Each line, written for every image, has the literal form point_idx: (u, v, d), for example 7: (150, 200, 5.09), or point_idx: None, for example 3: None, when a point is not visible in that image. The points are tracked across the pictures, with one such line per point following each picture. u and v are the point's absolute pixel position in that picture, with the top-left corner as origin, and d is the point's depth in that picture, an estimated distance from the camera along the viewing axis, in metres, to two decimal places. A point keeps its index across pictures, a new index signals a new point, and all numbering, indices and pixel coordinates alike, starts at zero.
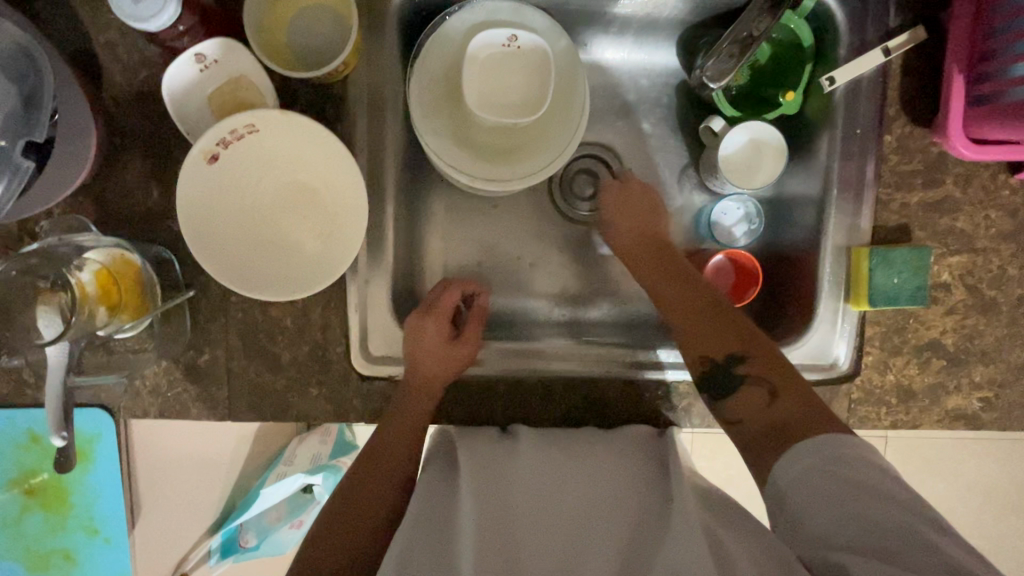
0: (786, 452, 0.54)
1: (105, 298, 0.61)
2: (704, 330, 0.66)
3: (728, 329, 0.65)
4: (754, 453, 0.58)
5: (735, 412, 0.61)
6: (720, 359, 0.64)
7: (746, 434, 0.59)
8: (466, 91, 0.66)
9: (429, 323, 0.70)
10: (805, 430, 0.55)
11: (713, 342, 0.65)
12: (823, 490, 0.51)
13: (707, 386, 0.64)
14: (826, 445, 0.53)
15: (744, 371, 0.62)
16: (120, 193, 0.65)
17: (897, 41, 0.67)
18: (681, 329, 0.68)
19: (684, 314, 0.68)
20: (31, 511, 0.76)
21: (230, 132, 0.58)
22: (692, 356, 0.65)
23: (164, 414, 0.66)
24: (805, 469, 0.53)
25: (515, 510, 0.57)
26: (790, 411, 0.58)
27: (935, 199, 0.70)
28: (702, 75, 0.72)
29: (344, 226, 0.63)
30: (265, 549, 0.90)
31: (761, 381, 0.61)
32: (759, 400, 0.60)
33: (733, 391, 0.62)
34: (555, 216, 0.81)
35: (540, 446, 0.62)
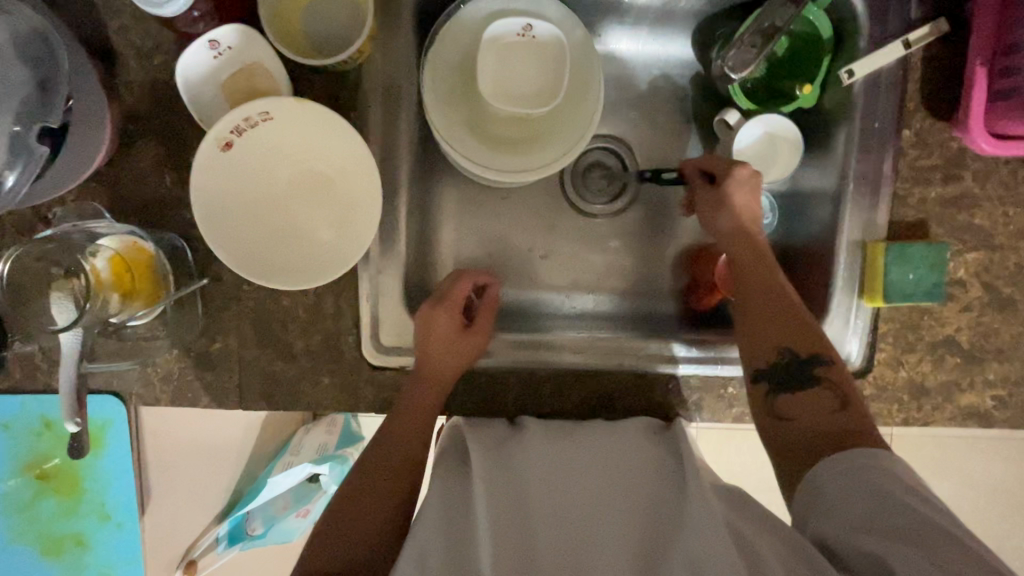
0: (840, 456, 0.53)
1: (119, 285, 0.62)
2: (786, 321, 0.62)
3: (810, 327, 0.62)
4: (798, 453, 0.56)
5: (792, 410, 0.58)
6: (801, 355, 0.60)
7: (797, 432, 0.57)
8: (481, 81, 0.66)
9: (440, 317, 0.69)
10: (868, 442, 0.54)
11: (799, 336, 0.61)
12: (855, 487, 0.50)
13: (773, 376, 0.61)
14: (879, 459, 0.52)
15: (819, 374, 0.59)
16: (133, 179, 0.65)
17: (918, 33, 0.65)
18: (756, 312, 0.64)
19: (761, 298, 0.64)
20: (43, 496, 0.77)
21: (243, 119, 0.57)
22: (765, 345, 0.62)
23: (176, 401, 0.67)
24: (851, 465, 0.52)
25: (530, 503, 0.57)
26: (857, 423, 0.56)
27: (953, 194, 0.69)
28: (723, 66, 0.72)
29: (357, 215, 0.62)
30: (271, 537, 0.90)
31: (832, 386, 0.59)
32: (826, 405, 0.58)
33: (800, 391, 0.59)
34: (568, 208, 0.81)
35: (553, 439, 0.62)
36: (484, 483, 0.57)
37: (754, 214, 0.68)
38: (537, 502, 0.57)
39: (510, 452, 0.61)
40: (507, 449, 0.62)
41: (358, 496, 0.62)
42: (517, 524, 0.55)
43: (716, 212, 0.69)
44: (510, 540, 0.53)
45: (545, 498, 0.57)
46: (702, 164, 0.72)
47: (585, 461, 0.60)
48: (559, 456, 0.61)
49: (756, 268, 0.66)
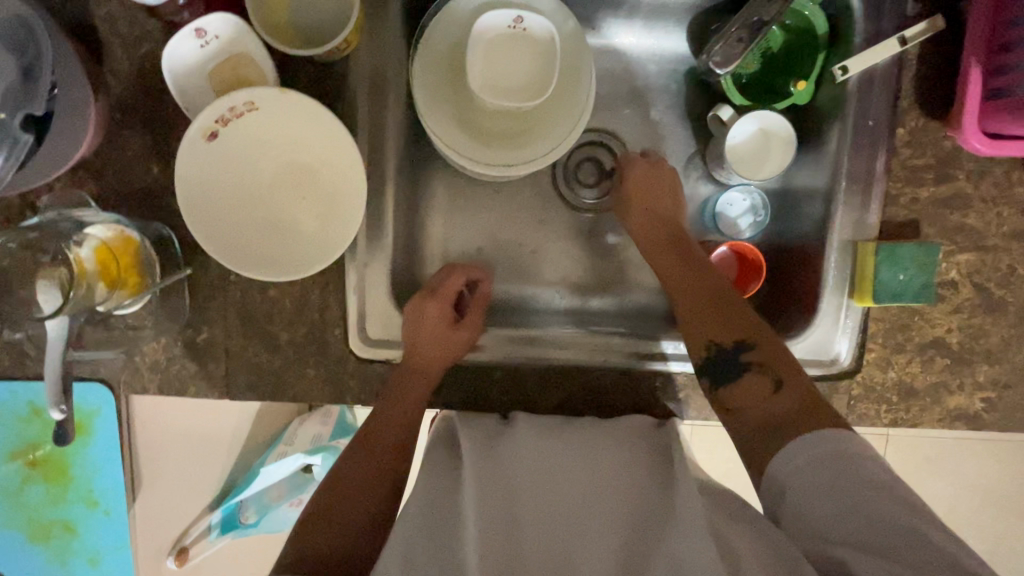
0: (785, 447, 0.52)
1: (105, 274, 0.62)
2: (711, 313, 0.64)
3: (733, 314, 0.63)
4: (749, 446, 0.56)
5: (735, 401, 0.59)
6: (727, 344, 0.62)
7: (743, 425, 0.58)
8: (469, 74, 0.65)
9: (429, 311, 0.70)
10: (807, 422, 0.53)
11: (722, 327, 0.63)
12: (819, 483, 0.49)
13: (709, 372, 0.62)
14: (824, 439, 0.51)
15: (748, 359, 0.60)
16: (120, 168, 0.65)
17: (913, 30, 0.65)
18: (687, 312, 0.66)
19: (685, 295, 0.67)
20: (32, 482, 0.77)
21: (228, 110, 0.57)
22: (696, 341, 0.64)
23: (164, 390, 0.67)
24: (812, 457, 0.51)
25: (516, 496, 0.57)
26: (790, 403, 0.56)
27: (946, 194, 0.68)
28: (708, 61, 0.71)
29: (342, 208, 0.62)
30: (264, 526, 0.91)
31: (763, 369, 0.59)
32: (760, 389, 0.58)
33: (736, 380, 0.60)
34: (558, 203, 0.80)
35: (544, 434, 0.62)
36: (473, 474, 0.57)
37: (663, 214, 0.73)
38: (526, 498, 0.56)
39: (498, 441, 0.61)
40: (497, 439, 0.61)
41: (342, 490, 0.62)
42: (508, 523, 0.55)
43: (630, 216, 0.74)
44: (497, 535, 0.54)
45: (534, 493, 0.57)
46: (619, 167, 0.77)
47: (572, 452, 0.60)
48: (548, 450, 0.60)
49: (676, 268, 0.69)
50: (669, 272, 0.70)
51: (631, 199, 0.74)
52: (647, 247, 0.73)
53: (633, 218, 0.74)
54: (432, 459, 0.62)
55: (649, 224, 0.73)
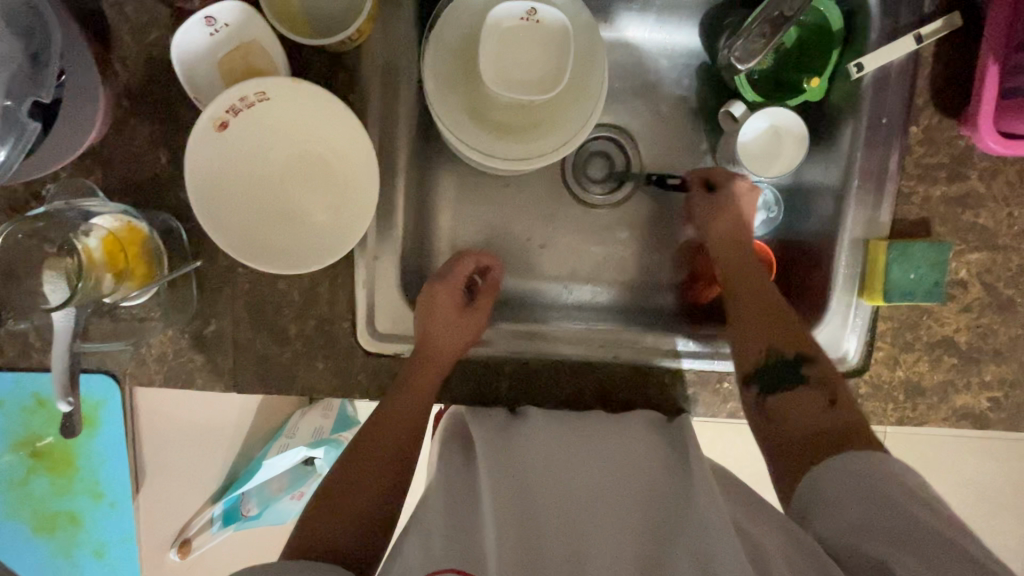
0: (834, 457, 0.55)
1: (111, 264, 0.61)
2: (772, 322, 0.66)
3: (794, 330, 0.66)
4: (795, 451, 0.58)
5: (784, 410, 0.62)
6: (788, 355, 0.64)
7: (790, 432, 0.60)
8: (482, 65, 0.64)
9: (442, 298, 0.71)
10: (860, 439, 0.56)
11: (785, 337, 0.65)
12: (857, 489, 0.51)
13: (763, 378, 0.64)
14: (876, 457, 0.53)
15: (806, 373, 0.63)
16: (126, 157, 0.64)
17: (930, 27, 0.65)
18: (747, 315, 0.67)
19: (746, 301, 0.68)
20: (36, 474, 0.77)
21: (239, 99, 0.56)
22: (755, 346, 0.65)
23: (170, 381, 0.66)
24: (853, 467, 0.53)
25: (531, 487, 0.57)
26: (843, 421, 0.58)
27: (958, 193, 0.68)
28: (729, 56, 0.70)
29: (354, 200, 0.61)
30: (266, 518, 0.91)
31: (821, 385, 0.62)
32: (815, 403, 0.61)
33: (791, 390, 0.62)
34: (568, 197, 0.80)
35: (554, 425, 0.62)
36: (486, 470, 0.57)
37: (739, 218, 0.73)
38: (540, 487, 0.57)
39: (510, 437, 0.61)
40: (510, 434, 0.61)
41: (350, 484, 0.62)
42: (520, 513, 0.54)
43: (711, 219, 0.73)
44: (512, 532, 0.53)
45: (547, 483, 0.57)
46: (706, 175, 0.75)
47: (586, 448, 0.59)
48: (559, 441, 0.60)
49: (741, 274, 0.70)
50: (736, 276, 0.70)
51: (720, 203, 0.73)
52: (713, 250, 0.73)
53: (703, 218, 0.73)
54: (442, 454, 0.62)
55: (723, 225, 0.72)
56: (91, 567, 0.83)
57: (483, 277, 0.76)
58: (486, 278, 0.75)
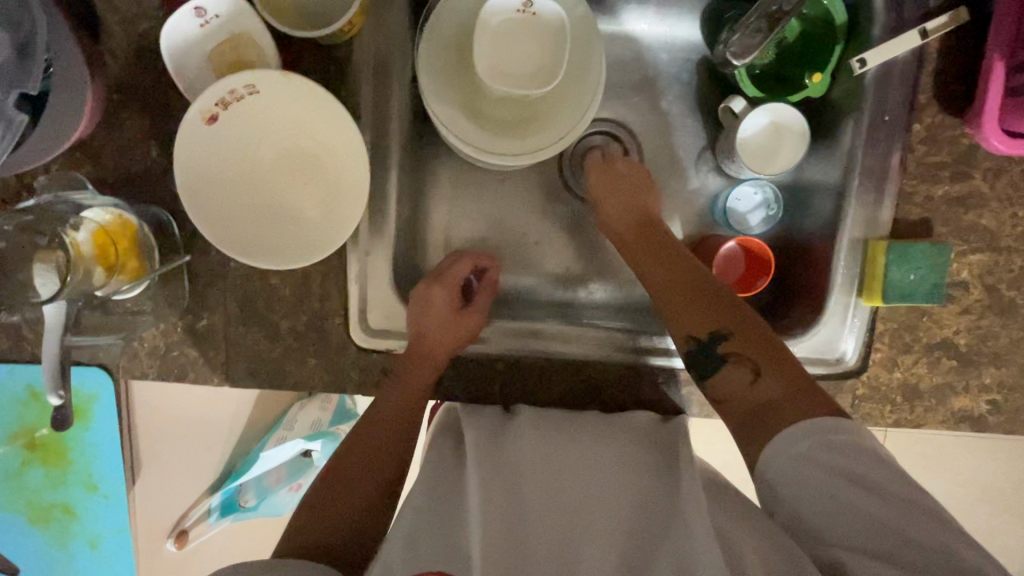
0: (779, 436, 0.52)
1: (101, 258, 0.61)
2: (686, 304, 0.63)
3: (709, 304, 0.62)
4: (745, 437, 0.56)
5: (723, 391, 0.59)
6: (706, 338, 0.61)
7: (733, 414, 0.57)
8: (476, 59, 0.64)
9: (438, 299, 0.71)
10: (789, 411, 0.53)
11: (700, 319, 0.61)
12: (809, 482, 0.49)
13: (691, 365, 0.61)
14: (820, 427, 0.51)
15: (726, 348, 0.59)
16: (117, 149, 0.63)
17: (935, 23, 0.63)
18: (666, 307, 0.65)
19: (658, 289, 0.66)
20: (32, 465, 0.77)
21: (228, 93, 0.56)
22: (676, 336, 0.62)
23: (163, 376, 0.66)
24: (800, 454, 0.50)
25: (523, 491, 0.56)
26: (772, 393, 0.55)
27: (961, 193, 0.67)
28: (726, 51, 0.70)
29: (345, 195, 0.61)
30: (264, 509, 0.92)
31: (743, 358, 0.58)
32: (742, 378, 0.58)
33: (720, 371, 0.59)
34: (564, 193, 0.79)
35: (543, 427, 0.60)
36: (479, 474, 0.57)
37: (637, 203, 0.72)
38: (532, 490, 0.56)
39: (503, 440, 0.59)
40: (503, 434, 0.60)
41: (339, 482, 0.62)
42: (509, 515, 0.55)
43: (608, 210, 0.72)
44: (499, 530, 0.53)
45: (539, 487, 0.57)
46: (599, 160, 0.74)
47: (578, 449, 0.58)
48: (548, 443, 0.59)
49: (648, 263, 0.68)
50: (644, 267, 0.69)
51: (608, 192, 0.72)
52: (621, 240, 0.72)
53: (606, 207, 0.72)
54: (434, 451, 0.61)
55: (627, 216, 0.71)
56: (87, 559, 0.84)
57: (479, 277, 0.75)
58: (484, 278, 0.75)
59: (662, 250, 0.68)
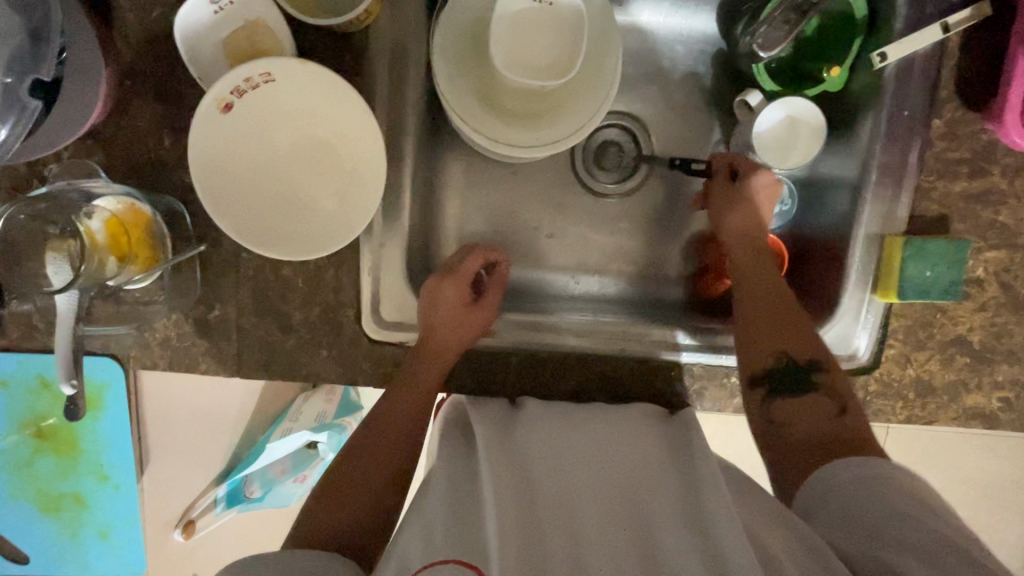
0: (836, 464, 0.54)
1: (115, 247, 0.60)
2: (788, 326, 0.64)
3: (809, 333, 0.63)
4: (793, 460, 0.57)
5: (786, 415, 0.60)
6: (801, 361, 0.62)
7: (788, 437, 0.59)
8: (494, 49, 0.63)
9: (448, 292, 0.69)
10: (861, 449, 0.55)
11: (799, 342, 0.63)
12: (860, 495, 0.51)
13: (771, 381, 0.62)
14: (870, 464, 0.52)
15: (818, 379, 0.61)
16: (130, 137, 0.63)
17: (958, 16, 0.62)
18: (764, 317, 0.64)
19: (765, 301, 0.65)
20: (42, 454, 0.77)
21: (244, 80, 0.55)
22: (765, 350, 0.63)
23: (174, 366, 0.66)
24: (859, 474, 0.52)
25: (535, 479, 0.55)
26: (854, 431, 0.57)
27: (979, 190, 0.67)
28: (751, 44, 0.69)
29: (359, 186, 0.60)
30: (269, 501, 0.90)
31: (831, 394, 0.60)
32: (824, 410, 0.59)
33: (799, 395, 0.61)
34: (578, 186, 0.78)
35: (550, 423, 0.61)
36: (489, 462, 0.55)
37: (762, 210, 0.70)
38: (542, 479, 0.55)
39: (511, 432, 0.60)
40: (510, 428, 0.60)
41: (351, 474, 0.62)
42: (519, 500, 0.53)
43: (725, 210, 0.70)
44: (513, 520, 0.51)
45: (547, 476, 0.55)
46: (731, 161, 0.72)
47: (585, 445, 0.58)
48: (557, 434, 0.59)
49: (762, 274, 0.67)
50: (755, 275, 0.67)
51: (739, 190, 0.69)
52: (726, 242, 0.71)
53: (717, 206, 0.71)
54: (447, 442, 0.61)
55: (747, 224, 0.70)
56: (98, 550, 0.84)
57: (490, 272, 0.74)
58: (493, 272, 0.74)
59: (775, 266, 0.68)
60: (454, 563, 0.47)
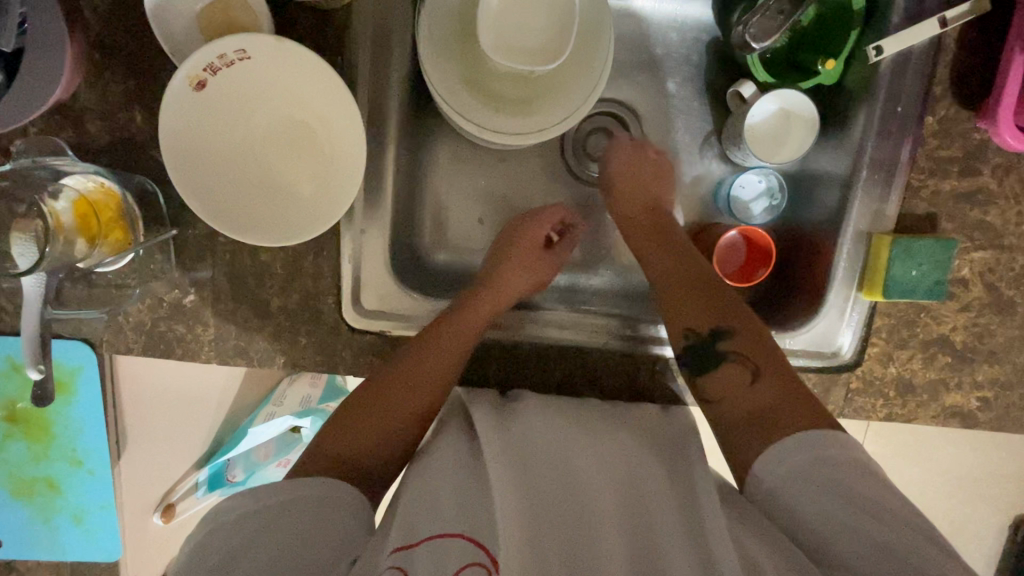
0: (770, 444, 0.53)
1: (83, 228, 0.58)
2: (692, 302, 0.63)
3: (716, 303, 0.63)
4: (732, 442, 0.57)
5: (715, 391, 0.60)
6: (707, 334, 0.61)
7: (722, 417, 0.58)
8: (480, 30, 0.61)
9: (516, 253, 0.70)
10: (779, 418, 0.55)
11: (703, 316, 0.62)
12: (810, 492, 0.50)
13: (687, 361, 0.62)
14: (806, 444, 0.52)
15: (726, 348, 0.60)
16: (99, 114, 0.60)
17: (955, 12, 0.61)
18: (670, 296, 0.65)
19: (666, 283, 0.66)
20: (13, 438, 0.75)
21: (218, 58, 0.53)
22: (674, 330, 0.63)
23: (148, 351, 0.64)
24: (794, 466, 0.51)
25: (534, 471, 0.53)
26: (771, 394, 0.57)
27: (969, 189, 0.66)
28: (744, 34, 0.66)
29: (340, 168, 0.58)
30: (252, 485, 0.88)
31: (742, 359, 0.59)
32: (738, 379, 0.59)
33: (714, 370, 0.60)
34: (565, 175, 0.77)
35: (550, 408, 0.60)
36: (493, 449, 0.53)
37: (654, 197, 0.71)
38: (548, 477, 0.53)
39: (509, 424, 0.57)
40: (509, 416, 0.58)
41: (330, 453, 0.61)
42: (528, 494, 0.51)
43: (614, 199, 0.72)
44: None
45: (552, 477, 0.53)
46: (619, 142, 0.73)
47: (580, 437, 0.57)
48: (559, 425, 0.58)
49: (659, 253, 0.68)
50: (652, 256, 0.68)
51: (618, 178, 0.71)
52: (628, 231, 0.71)
53: (611, 189, 0.72)
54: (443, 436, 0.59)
55: (637, 206, 0.71)
56: (72, 535, 0.81)
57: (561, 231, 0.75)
58: (565, 236, 0.74)
59: (675, 242, 0.68)
60: (463, 539, 0.47)
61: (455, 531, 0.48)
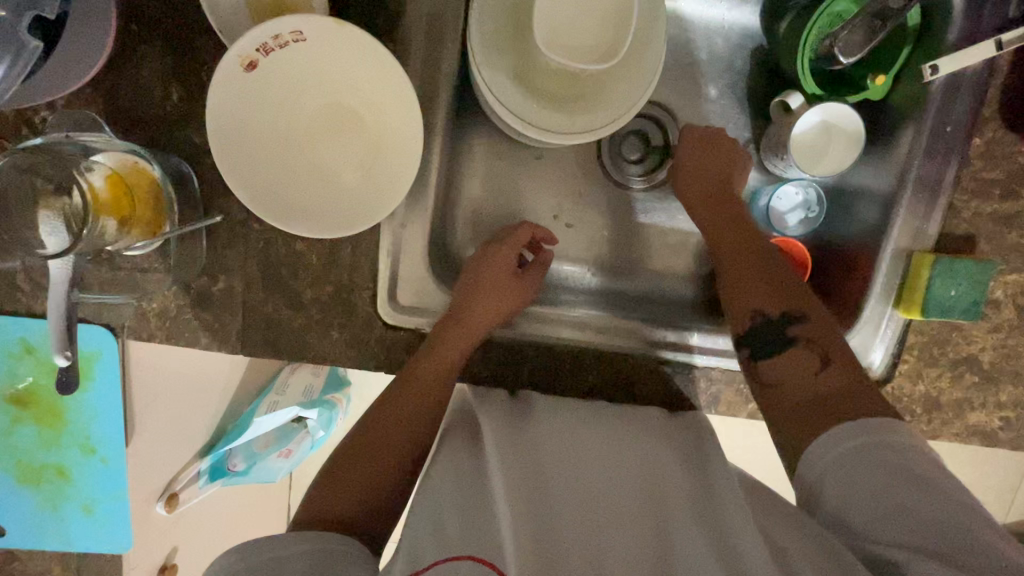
0: (833, 430, 0.49)
1: (115, 208, 0.55)
2: (759, 281, 0.61)
3: (787, 287, 0.60)
4: (789, 428, 0.53)
5: (775, 374, 0.57)
6: (778, 317, 0.58)
7: (785, 401, 0.55)
8: (536, 25, 0.59)
9: (494, 266, 0.67)
10: (847, 408, 0.51)
11: (775, 297, 0.59)
12: (867, 477, 0.46)
13: (749, 342, 0.59)
14: (870, 429, 0.48)
15: (796, 333, 0.57)
16: (133, 88, 0.58)
17: (1013, 34, 0.61)
18: (738, 275, 0.63)
19: (735, 262, 0.64)
20: (22, 424, 0.71)
21: (272, 38, 0.50)
22: (741, 310, 0.60)
23: (170, 340, 0.62)
24: (855, 447, 0.48)
25: (548, 484, 0.52)
26: (841, 382, 0.53)
27: (1009, 212, 0.67)
28: (834, 45, 0.65)
29: (390, 159, 0.57)
30: (254, 475, 0.89)
31: (813, 346, 0.56)
32: (808, 366, 0.55)
33: (780, 354, 0.57)
34: (603, 177, 0.75)
35: (560, 416, 0.59)
36: (503, 467, 0.52)
37: (727, 176, 0.69)
38: (573, 491, 0.52)
39: (520, 427, 0.57)
40: (521, 423, 0.58)
41: (362, 445, 0.60)
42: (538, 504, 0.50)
43: (680, 175, 0.70)
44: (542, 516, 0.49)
45: (568, 492, 0.52)
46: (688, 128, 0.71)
47: (598, 445, 0.56)
48: (567, 436, 0.57)
49: (732, 233, 0.66)
50: (723, 236, 0.66)
51: (686, 158, 0.70)
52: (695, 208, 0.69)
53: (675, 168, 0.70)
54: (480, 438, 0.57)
55: (702, 183, 0.69)
56: (79, 524, 0.78)
57: (534, 252, 0.72)
58: (538, 254, 0.71)
59: (748, 223, 0.66)
60: (469, 560, 0.44)
61: (462, 551, 0.45)
